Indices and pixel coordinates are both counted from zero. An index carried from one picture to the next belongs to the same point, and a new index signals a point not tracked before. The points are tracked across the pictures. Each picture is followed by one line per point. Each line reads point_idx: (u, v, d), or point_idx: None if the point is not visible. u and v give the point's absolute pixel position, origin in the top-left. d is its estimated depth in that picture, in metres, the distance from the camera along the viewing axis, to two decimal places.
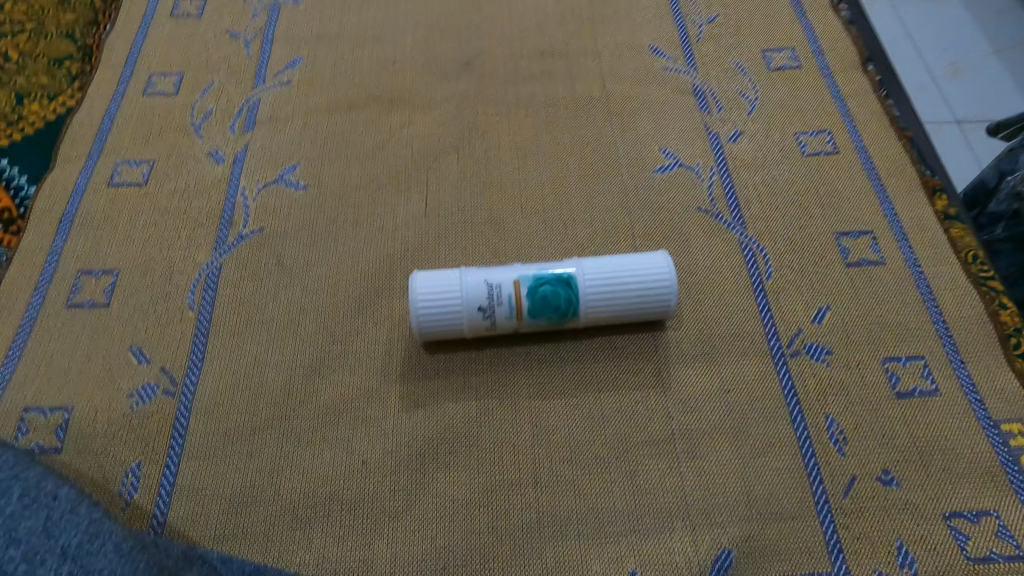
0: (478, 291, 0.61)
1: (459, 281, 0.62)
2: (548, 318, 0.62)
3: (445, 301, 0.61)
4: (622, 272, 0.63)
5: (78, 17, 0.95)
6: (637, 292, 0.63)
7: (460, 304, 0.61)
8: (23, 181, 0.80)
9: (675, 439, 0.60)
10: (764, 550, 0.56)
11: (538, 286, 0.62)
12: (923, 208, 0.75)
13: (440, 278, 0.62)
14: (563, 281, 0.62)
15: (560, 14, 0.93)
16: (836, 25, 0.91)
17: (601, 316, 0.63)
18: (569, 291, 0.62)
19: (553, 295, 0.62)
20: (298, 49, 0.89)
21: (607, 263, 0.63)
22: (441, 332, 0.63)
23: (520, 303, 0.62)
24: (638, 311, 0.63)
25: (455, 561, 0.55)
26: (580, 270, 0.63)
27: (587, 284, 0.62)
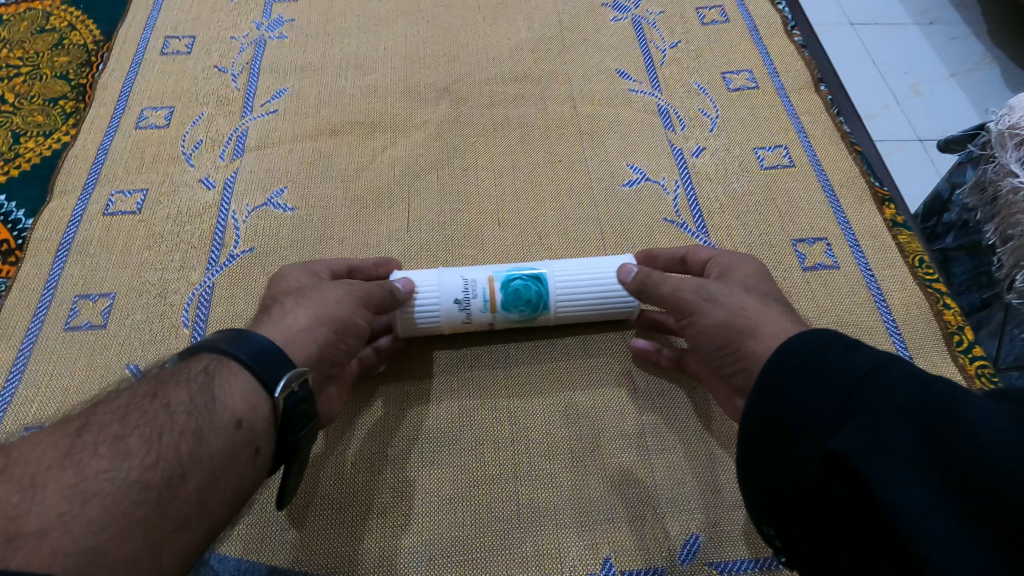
0: (454, 285, 0.64)
1: (437, 278, 0.65)
2: (520, 311, 0.65)
3: (423, 296, 0.64)
4: (591, 271, 0.66)
5: (72, 58, 0.99)
6: (605, 289, 0.66)
7: (437, 297, 0.64)
8: (21, 214, 0.84)
9: (645, 434, 0.64)
10: (729, 535, 0.59)
11: (511, 279, 0.64)
12: (873, 216, 0.80)
13: (419, 276, 0.65)
14: (535, 277, 0.65)
15: (532, 42, 0.98)
16: (790, 48, 0.97)
17: (570, 312, 0.66)
18: (539, 287, 0.65)
19: (526, 289, 0.64)
20: (284, 80, 0.94)
21: (578, 264, 0.66)
22: (420, 325, 0.65)
23: (493, 295, 0.64)
24: (608, 308, 0.66)
25: (439, 552, 0.58)
26: (551, 269, 0.66)
27: (558, 282, 0.65)
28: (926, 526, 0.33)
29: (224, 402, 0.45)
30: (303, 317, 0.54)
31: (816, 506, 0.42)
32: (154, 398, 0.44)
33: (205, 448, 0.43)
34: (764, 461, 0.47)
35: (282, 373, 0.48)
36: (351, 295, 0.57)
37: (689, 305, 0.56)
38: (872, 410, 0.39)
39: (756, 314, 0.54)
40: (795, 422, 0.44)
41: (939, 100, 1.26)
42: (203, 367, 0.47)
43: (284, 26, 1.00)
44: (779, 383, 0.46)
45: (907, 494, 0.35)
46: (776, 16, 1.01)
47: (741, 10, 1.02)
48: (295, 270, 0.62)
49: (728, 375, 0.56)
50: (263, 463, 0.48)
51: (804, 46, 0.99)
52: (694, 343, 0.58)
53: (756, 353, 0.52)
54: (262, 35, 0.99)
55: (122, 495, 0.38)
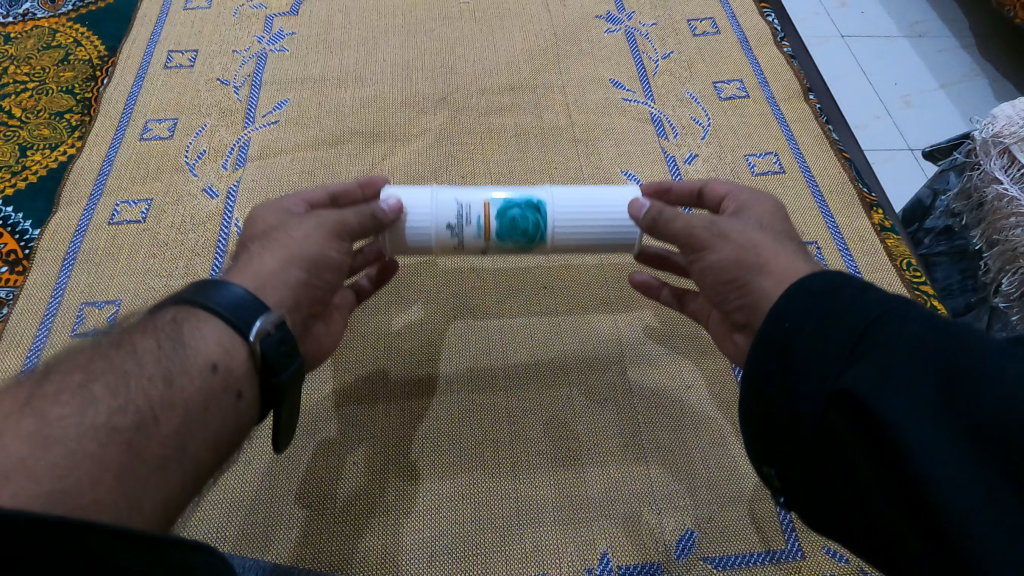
0: (447, 208, 0.60)
1: (430, 198, 0.60)
2: (515, 242, 0.60)
3: (415, 217, 0.60)
4: (594, 200, 0.61)
5: (78, 74, 1.01)
6: (608, 219, 0.61)
7: (430, 219, 0.60)
8: (28, 225, 0.85)
9: (642, 433, 0.66)
10: (725, 531, 0.61)
11: (507, 209, 0.59)
12: (862, 220, 0.82)
13: (411, 195, 0.60)
14: (533, 205, 0.60)
15: (528, 54, 1.00)
16: (779, 58, 0.99)
17: (572, 243, 0.62)
18: (538, 216, 0.60)
19: (524, 219, 0.60)
20: (285, 92, 0.96)
21: (580, 191, 0.62)
22: (410, 246, 0.61)
23: (488, 223, 0.59)
24: (607, 240, 0.62)
25: (440, 549, 0.59)
26: (551, 196, 0.61)
27: (558, 211, 0.61)
28: (935, 466, 0.35)
29: (194, 347, 0.44)
30: (272, 259, 0.51)
31: (816, 445, 0.43)
32: (121, 345, 0.42)
33: (178, 393, 0.42)
34: (761, 401, 0.48)
35: (256, 318, 0.46)
36: (321, 230, 0.54)
37: (698, 242, 0.53)
38: (880, 354, 0.40)
39: (767, 249, 0.51)
40: (800, 362, 0.44)
41: (929, 110, 1.28)
42: (171, 317, 0.45)
43: (285, 40, 1.02)
44: (787, 322, 0.45)
45: (918, 438, 0.36)
46: (766, 27, 1.04)
47: (731, 21, 1.05)
48: (265, 208, 0.58)
49: (730, 311, 0.54)
50: (247, 407, 0.47)
51: (793, 57, 1.01)
52: (700, 280, 0.55)
53: (763, 288, 0.50)
54: (264, 48, 1.01)
55: (88, 440, 0.37)
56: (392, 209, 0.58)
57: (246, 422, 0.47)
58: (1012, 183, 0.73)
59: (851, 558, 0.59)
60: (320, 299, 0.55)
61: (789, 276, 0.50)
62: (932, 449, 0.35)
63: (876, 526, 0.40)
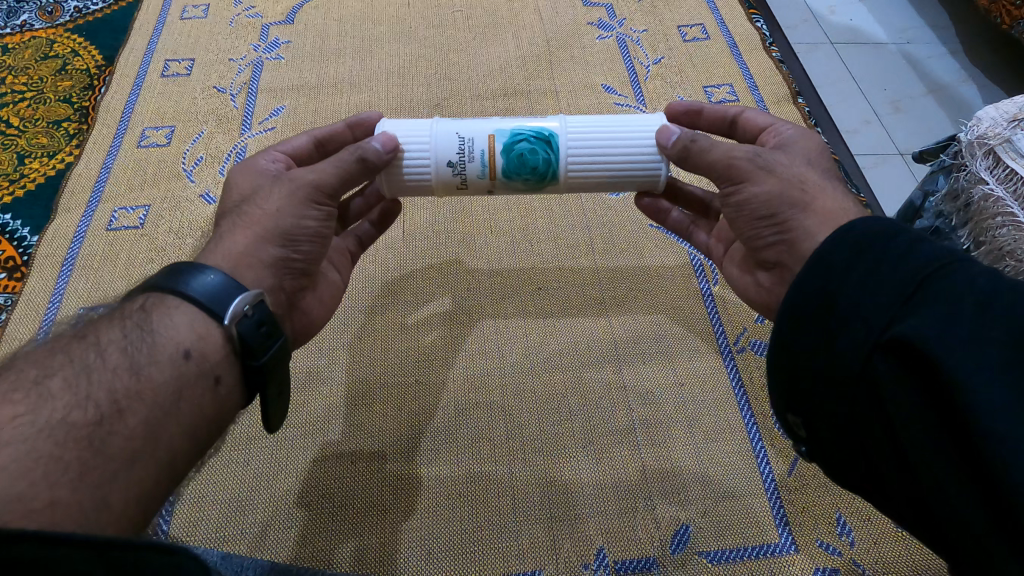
0: (449, 141, 0.57)
1: (432, 130, 0.57)
2: (524, 179, 0.58)
3: (415, 150, 0.57)
4: (609, 133, 0.58)
5: (75, 83, 1.02)
6: (627, 152, 0.58)
7: (430, 153, 0.57)
8: (26, 231, 0.86)
9: (636, 430, 0.67)
10: (719, 526, 0.61)
11: (518, 143, 0.56)
12: None
13: (414, 125, 0.58)
14: (545, 139, 0.57)
15: (521, 60, 1.02)
16: (768, 63, 1.01)
17: (593, 181, 0.60)
18: (548, 152, 0.57)
19: (537, 152, 0.57)
20: (281, 99, 0.97)
21: (593, 124, 0.59)
22: (408, 184, 0.58)
23: (493, 159, 0.56)
24: (621, 177, 0.59)
25: (437, 548, 0.59)
26: (563, 129, 0.58)
27: (572, 146, 0.58)
28: (996, 415, 0.33)
29: (163, 336, 0.45)
30: (242, 237, 0.51)
31: (849, 387, 0.41)
32: (84, 338, 0.43)
33: (146, 383, 0.43)
34: (794, 341, 0.45)
35: (229, 301, 0.46)
36: (293, 197, 0.52)
37: (739, 172, 0.52)
38: (945, 304, 0.38)
39: (813, 186, 0.51)
40: (846, 303, 0.42)
41: (918, 114, 1.30)
42: (139, 306, 0.46)
43: (281, 48, 1.04)
44: (833, 263, 0.44)
45: (980, 386, 0.34)
46: (755, 32, 1.06)
47: (721, 26, 1.07)
48: (243, 173, 0.57)
49: (764, 250, 0.53)
50: (231, 391, 0.48)
51: (781, 62, 1.03)
52: (734, 215, 0.54)
53: (805, 225, 0.49)
54: (260, 56, 1.03)
55: (43, 439, 0.37)
56: (382, 147, 0.55)
57: (229, 406, 0.48)
58: (998, 183, 0.74)
59: (844, 551, 0.60)
60: (302, 269, 0.55)
61: (831, 220, 0.49)
62: (991, 396, 0.34)
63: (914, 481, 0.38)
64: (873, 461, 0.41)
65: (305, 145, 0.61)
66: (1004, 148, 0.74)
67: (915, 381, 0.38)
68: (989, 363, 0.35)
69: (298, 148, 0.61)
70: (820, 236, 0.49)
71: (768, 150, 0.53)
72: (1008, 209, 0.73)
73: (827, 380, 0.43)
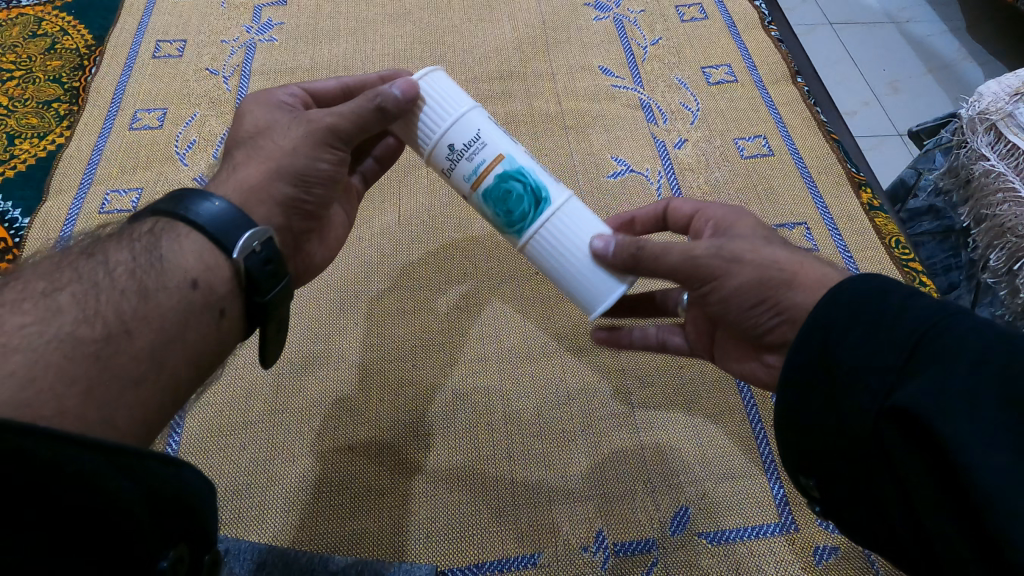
0: (466, 128, 0.51)
1: (467, 109, 0.51)
2: (494, 213, 0.52)
3: (428, 121, 0.51)
4: (595, 231, 0.53)
5: (65, 63, 1.01)
6: (588, 264, 0.52)
7: (440, 127, 0.51)
8: (18, 214, 0.85)
9: (635, 412, 0.66)
10: (718, 506, 0.61)
11: (508, 183, 0.51)
12: (851, 201, 0.83)
13: (451, 94, 0.52)
14: (536, 196, 0.51)
15: (518, 41, 1.01)
16: (766, 42, 1.00)
17: (541, 259, 0.54)
18: (528, 208, 0.52)
19: (516, 205, 0.51)
20: (274, 82, 0.96)
21: (591, 222, 0.53)
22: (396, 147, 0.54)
23: (484, 176, 0.51)
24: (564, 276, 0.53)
25: (436, 530, 0.59)
26: (558, 204, 0.52)
27: (554, 219, 0.52)
28: (992, 473, 0.33)
29: (171, 262, 0.44)
30: (256, 173, 0.50)
31: (860, 452, 0.40)
32: (93, 258, 0.43)
33: (153, 308, 0.42)
34: (805, 407, 0.44)
35: (238, 234, 0.46)
36: (309, 138, 0.51)
37: (708, 270, 0.49)
38: (938, 364, 0.37)
39: (788, 259, 0.48)
40: (844, 369, 0.41)
41: (918, 95, 1.29)
42: (149, 229, 0.45)
43: (273, 30, 1.02)
44: (832, 331, 0.42)
45: (976, 446, 0.34)
46: (754, 11, 1.04)
47: (719, 6, 1.05)
48: (260, 104, 0.55)
49: (766, 336, 0.50)
50: (232, 324, 0.47)
51: (780, 41, 1.02)
52: (719, 309, 0.51)
53: (801, 303, 0.47)
54: (252, 38, 1.01)
55: (51, 351, 0.37)
56: (402, 95, 0.50)
57: (228, 341, 0.47)
58: (999, 160, 0.73)
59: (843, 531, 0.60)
60: (312, 211, 0.55)
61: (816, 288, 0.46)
62: (987, 455, 0.33)
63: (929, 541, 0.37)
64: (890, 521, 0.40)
65: (331, 86, 0.60)
66: (1006, 123, 0.73)
67: (919, 445, 0.37)
68: (986, 422, 0.34)
69: (320, 86, 0.59)
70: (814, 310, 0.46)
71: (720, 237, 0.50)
72: (1010, 185, 0.72)
73: (841, 446, 0.42)
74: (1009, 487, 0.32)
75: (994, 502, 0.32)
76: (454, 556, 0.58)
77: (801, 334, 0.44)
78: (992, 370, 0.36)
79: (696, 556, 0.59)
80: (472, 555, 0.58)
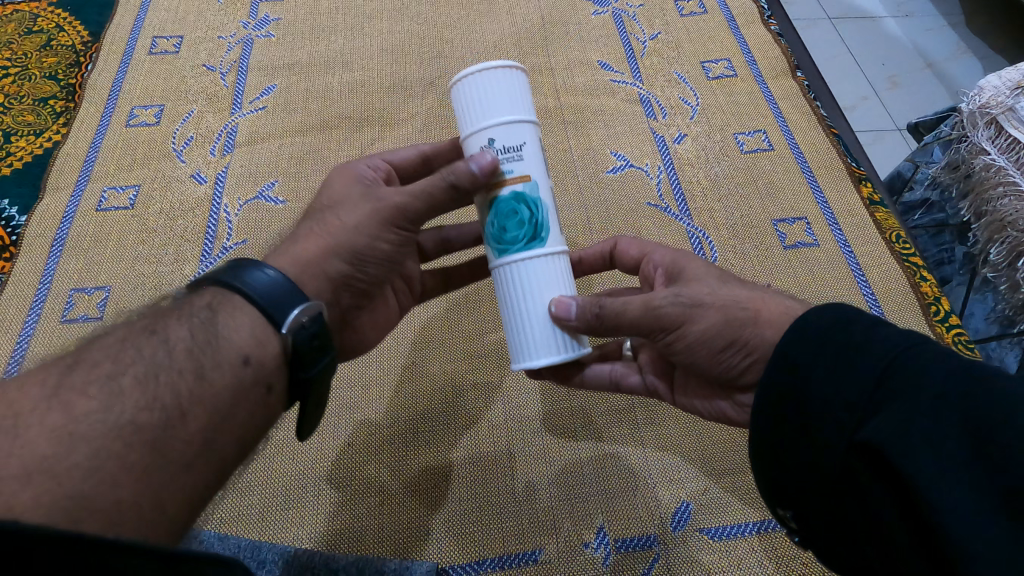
0: (512, 131, 0.48)
1: (524, 114, 0.48)
2: (495, 226, 0.49)
3: (475, 113, 0.48)
4: (569, 291, 0.50)
5: (61, 59, 1.00)
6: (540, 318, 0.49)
7: (483, 121, 0.48)
8: (14, 212, 0.85)
9: (635, 409, 0.66)
10: (719, 502, 0.61)
11: (518, 205, 0.48)
12: (851, 195, 0.83)
13: (515, 95, 0.48)
14: (534, 232, 0.49)
15: (516, 36, 1.00)
16: (766, 36, 0.99)
17: (501, 287, 0.51)
18: (520, 237, 0.49)
19: (509, 229, 0.49)
20: (272, 78, 0.95)
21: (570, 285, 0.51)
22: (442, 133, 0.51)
23: (502, 186, 0.48)
24: (514, 316, 0.50)
25: (435, 529, 0.59)
26: (549, 249, 0.49)
27: (537, 261, 0.49)
28: (960, 517, 0.32)
29: (228, 338, 0.44)
30: (313, 246, 0.50)
31: (834, 491, 0.39)
32: (153, 333, 0.42)
33: (207, 388, 0.42)
34: (776, 440, 0.43)
35: (291, 307, 0.45)
36: (375, 216, 0.50)
37: (670, 319, 0.47)
38: (902, 401, 0.36)
39: (750, 299, 0.47)
40: (813, 404, 0.40)
41: (916, 89, 1.29)
42: (206, 304, 0.45)
43: (271, 26, 1.02)
44: (797, 366, 0.41)
45: (942, 489, 0.33)
46: (754, 5, 1.04)
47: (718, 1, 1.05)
48: (340, 175, 0.55)
49: (739, 380, 0.49)
50: (276, 400, 0.47)
51: (780, 35, 1.01)
52: (686, 357, 0.49)
53: (766, 341, 0.45)
54: (249, 34, 1.01)
55: (112, 439, 0.36)
56: (476, 172, 0.47)
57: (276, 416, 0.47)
58: (999, 153, 0.73)
59: None
60: (365, 288, 0.54)
61: (784, 321, 0.46)
62: (954, 498, 0.32)
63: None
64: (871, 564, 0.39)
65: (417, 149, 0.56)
66: (1006, 117, 0.73)
67: (890, 485, 0.36)
68: (953, 463, 0.33)
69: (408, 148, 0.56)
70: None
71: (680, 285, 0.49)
72: (1010, 179, 0.72)
73: (816, 482, 0.40)
74: (979, 532, 0.31)
75: (962, 548, 0.31)
76: (454, 553, 0.58)
77: (766, 378, 0.43)
78: (957, 407, 0.35)
79: (696, 552, 0.58)
80: (472, 552, 0.58)
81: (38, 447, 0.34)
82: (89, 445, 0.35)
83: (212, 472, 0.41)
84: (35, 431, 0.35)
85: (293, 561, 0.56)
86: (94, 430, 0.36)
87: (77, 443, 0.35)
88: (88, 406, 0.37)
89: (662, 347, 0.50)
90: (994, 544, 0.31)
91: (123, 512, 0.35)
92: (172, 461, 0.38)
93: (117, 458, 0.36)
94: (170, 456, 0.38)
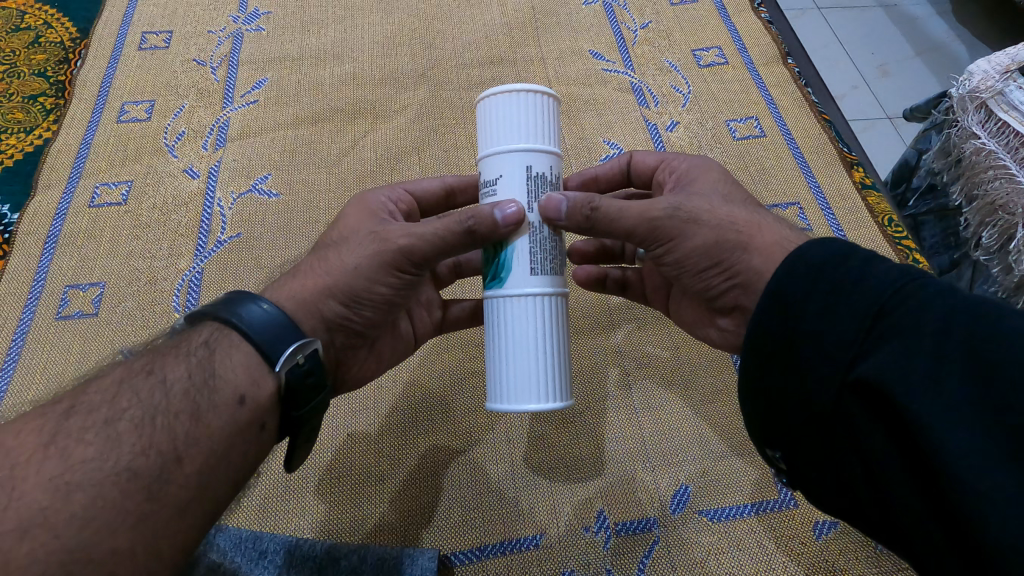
0: (496, 158, 0.49)
1: (511, 142, 0.48)
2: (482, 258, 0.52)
3: (480, 138, 0.50)
4: (543, 341, 0.49)
5: (50, 56, 1.00)
6: (513, 367, 0.49)
7: (482, 146, 0.50)
8: (7, 209, 0.84)
9: (633, 396, 0.67)
10: (719, 485, 0.61)
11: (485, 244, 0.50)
12: (844, 180, 0.84)
13: (509, 123, 0.48)
14: (495, 271, 0.50)
15: (507, 26, 1.00)
16: (757, 23, 1.00)
17: (488, 318, 0.52)
18: (491, 274, 0.50)
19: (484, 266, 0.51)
20: (263, 72, 0.95)
21: (548, 336, 0.50)
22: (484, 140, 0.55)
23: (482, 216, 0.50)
24: (495, 352, 0.51)
25: (437, 519, 0.59)
26: (522, 292, 0.49)
27: (515, 305, 0.49)
28: (960, 453, 0.32)
29: (224, 377, 0.44)
30: (310, 287, 0.50)
31: (827, 431, 0.40)
32: (150, 375, 0.42)
33: (204, 429, 0.42)
34: (768, 384, 0.44)
35: (285, 345, 0.45)
36: (375, 260, 0.49)
37: (665, 232, 0.49)
38: (901, 339, 0.36)
39: (746, 224, 0.49)
40: (803, 348, 0.41)
41: (907, 77, 1.29)
42: (203, 340, 0.45)
43: (260, 20, 1.01)
44: (789, 309, 0.42)
45: (947, 427, 0.33)
46: None
47: None
48: (360, 207, 0.56)
49: (717, 297, 0.52)
50: (270, 436, 0.46)
51: (770, 22, 1.02)
52: (676, 270, 0.52)
53: (751, 267, 0.48)
54: (239, 28, 1.00)
55: (109, 485, 0.37)
56: (501, 219, 0.46)
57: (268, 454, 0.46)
58: (989, 137, 0.73)
59: None
60: (360, 329, 0.53)
61: (775, 250, 0.48)
62: (959, 438, 0.33)
63: (893, 524, 0.37)
64: (860, 506, 0.39)
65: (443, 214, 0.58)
66: (996, 101, 0.73)
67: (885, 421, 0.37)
68: (957, 402, 0.34)
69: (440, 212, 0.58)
70: (768, 274, 0.47)
71: (684, 195, 0.51)
72: (999, 162, 0.72)
73: (809, 427, 0.41)
74: (986, 466, 0.32)
75: (965, 485, 0.32)
76: (454, 541, 0.58)
77: (755, 318, 0.44)
78: (956, 343, 0.35)
79: (696, 534, 0.59)
80: (474, 539, 0.58)
81: (35, 498, 0.35)
82: (86, 492, 0.36)
83: (209, 500, 0.41)
84: (32, 482, 0.35)
85: (296, 552, 0.55)
86: (91, 478, 0.37)
87: (73, 493, 0.36)
88: (87, 452, 0.37)
89: (653, 258, 0.53)
90: (1003, 481, 0.31)
91: (117, 559, 0.36)
92: (167, 503, 0.39)
93: (113, 504, 0.36)
94: (166, 498, 0.38)
